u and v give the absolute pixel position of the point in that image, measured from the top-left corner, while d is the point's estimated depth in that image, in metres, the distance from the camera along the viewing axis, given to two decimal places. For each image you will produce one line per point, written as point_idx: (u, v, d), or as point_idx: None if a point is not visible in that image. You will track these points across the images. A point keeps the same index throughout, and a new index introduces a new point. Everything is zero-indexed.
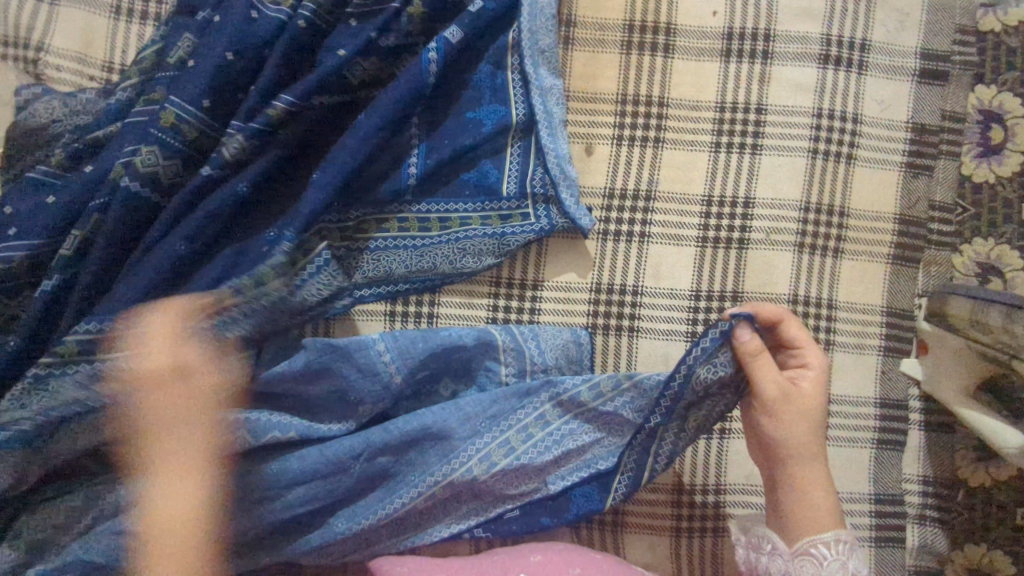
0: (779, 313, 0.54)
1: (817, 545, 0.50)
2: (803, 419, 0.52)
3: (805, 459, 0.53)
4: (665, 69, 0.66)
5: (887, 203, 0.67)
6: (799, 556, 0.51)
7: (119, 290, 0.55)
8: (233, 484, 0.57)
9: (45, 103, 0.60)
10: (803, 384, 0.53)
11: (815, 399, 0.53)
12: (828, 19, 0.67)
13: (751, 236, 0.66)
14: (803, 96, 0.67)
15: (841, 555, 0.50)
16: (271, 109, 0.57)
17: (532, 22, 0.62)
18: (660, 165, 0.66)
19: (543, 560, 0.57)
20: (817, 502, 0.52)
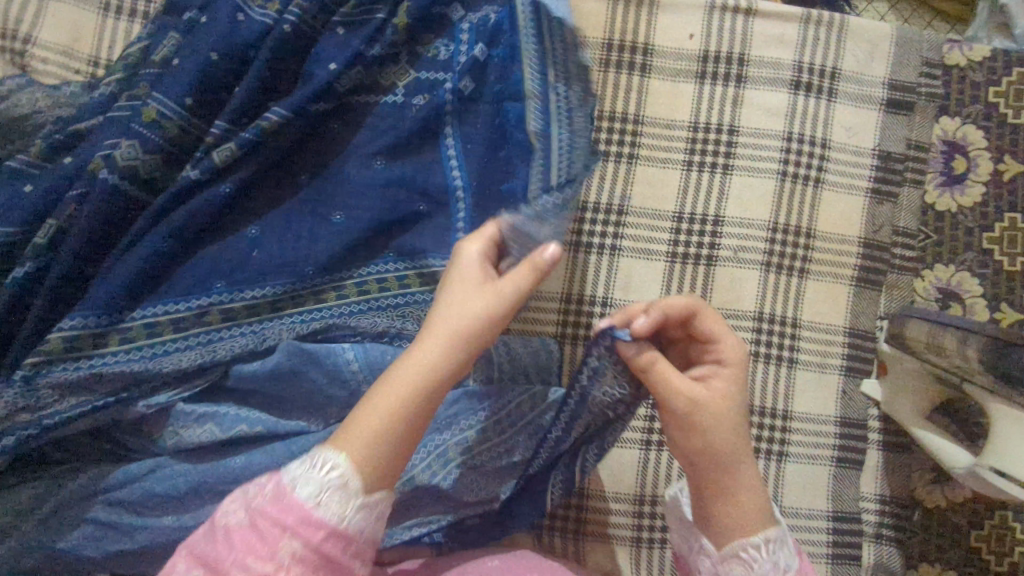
0: (691, 306, 0.48)
1: (746, 548, 0.45)
2: (719, 419, 0.46)
3: (729, 463, 0.47)
4: (641, 87, 0.68)
5: (852, 226, 0.69)
6: (727, 560, 0.46)
7: (99, 286, 0.56)
8: (197, 476, 0.57)
9: (29, 94, 0.60)
10: (714, 382, 0.48)
11: (727, 396, 0.47)
12: (800, 47, 0.69)
13: (719, 253, 0.67)
14: (773, 120, 0.68)
15: (772, 556, 0.45)
16: (266, 121, 0.58)
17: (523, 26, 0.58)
18: (633, 180, 0.67)
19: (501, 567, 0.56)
20: (747, 507, 0.46)
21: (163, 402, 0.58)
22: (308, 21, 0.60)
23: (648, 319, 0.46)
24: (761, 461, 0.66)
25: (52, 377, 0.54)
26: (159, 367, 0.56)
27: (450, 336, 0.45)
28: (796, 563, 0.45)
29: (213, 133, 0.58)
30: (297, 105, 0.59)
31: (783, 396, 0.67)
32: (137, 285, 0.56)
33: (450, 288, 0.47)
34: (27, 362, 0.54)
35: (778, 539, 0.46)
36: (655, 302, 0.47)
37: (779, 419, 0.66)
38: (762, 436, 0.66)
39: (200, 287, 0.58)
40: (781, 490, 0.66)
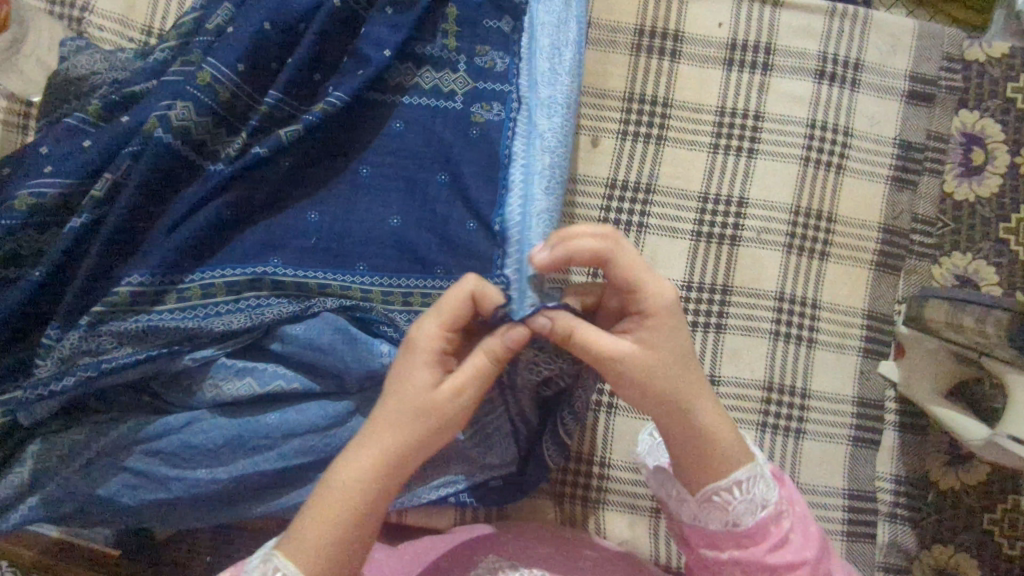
0: (598, 251, 0.47)
1: (719, 492, 0.49)
2: (647, 377, 0.47)
3: (679, 413, 0.48)
4: (670, 72, 0.70)
5: (872, 213, 0.71)
6: (703, 504, 0.49)
7: (156, 242, 0.58)
8: (232, 431, 0.59)
9: (88, 56, 0.63)
10: (638, 336, 0.47)
11: (655, 348, 0.47)
12: (825, 39, 0.71)
13: (742, 234, 0.69)
14: (798, 107, 0.71)
15: (747, 495, 0.49)
16: (326, 103, 0.61)
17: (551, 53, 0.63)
18: (661, 161, 0.69)
19: (512, 539, 0.60)
20: (713, 450, 0.49)
21: (208, 355, 0.59)
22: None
23: (548, 255, 0.48)
24: (779, 437, 0.67)
25: (115, 327, 0.56)
26: (215, 328, 0.58)
27: (394, 447, 0.46)
28: (769, 494, 0.50)
29: (267, 103, 0.60)
30: (353, 90, 0.61)
31: (801, 374, 0.68)
32: (192, 245, 0.58)
33: (400, 388, 0.46)
34: (93, 311, 0.55)
35: (752, 476, 0.49)
36: (562, 238, 0.47)
37: (798, 397, 0.68)
38: (781, 413, 0.68)
39: (259, 257, 0.60)
40: (797, 467, 0.67)
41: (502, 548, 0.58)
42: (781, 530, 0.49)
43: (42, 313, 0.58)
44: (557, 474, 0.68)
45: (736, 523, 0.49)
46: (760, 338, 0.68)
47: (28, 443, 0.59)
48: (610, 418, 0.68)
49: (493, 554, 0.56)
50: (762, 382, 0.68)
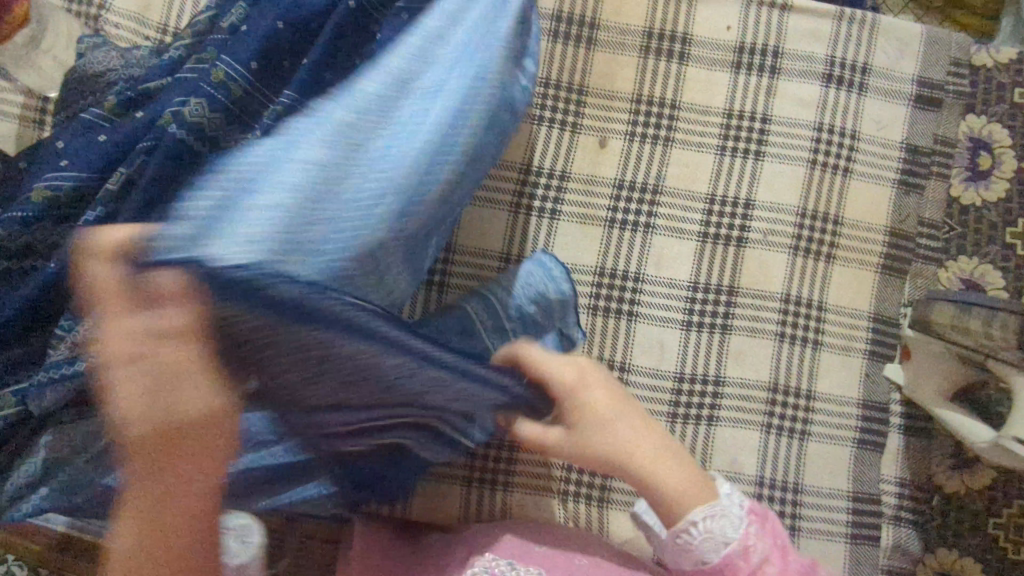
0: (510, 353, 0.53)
1: (681, 532, 0.50)
2: (580, 445, 0.52)
3: (624, 465, 0.52)
4: (678, 74, 0.71)
5: (878, 216, 0.71)
6: (672, 544, 0.51)
7: None
8: None
9: (104, 53, 0.64)
10: (564, 409, 0.53)
11: (579, 411, 0.53)
12: (833, 43, 0.72)
13: (749, 235, 0.69)
14: (805, 110, 0.71)
15: (709, 529, 0.49)
16: None
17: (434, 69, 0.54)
18: (668, 162, 0.70)
19: (509, 542, 0.58)
20: (668, 490, 0.51)
21: None
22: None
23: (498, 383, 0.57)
24: (784, 439, 0.67)
25: None
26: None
27: (134, 444, 0.40)
28: (735, 528, 0.50)
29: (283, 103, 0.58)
30: None
31: (807, 376, 0.68)
32: None
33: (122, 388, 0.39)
34: None
35: (709, 513, 0.50)
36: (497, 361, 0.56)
37: (803, 398, 0.68)
38: (785, 415, 0.68)
39: None
40: (801, 468, 0.67)
41: (500, 549, 0.57)
42: (752, 562, 0.49)
43: (53, 307, 0.58)
44: (561, 472, 0.68)
45: (706, 561, 0.50)
46: (766, 339, 0.69)
47: (38, 434, 0.60)
48: None
49: (490, 553, 0.56)
50: (768, 383, 0.68)
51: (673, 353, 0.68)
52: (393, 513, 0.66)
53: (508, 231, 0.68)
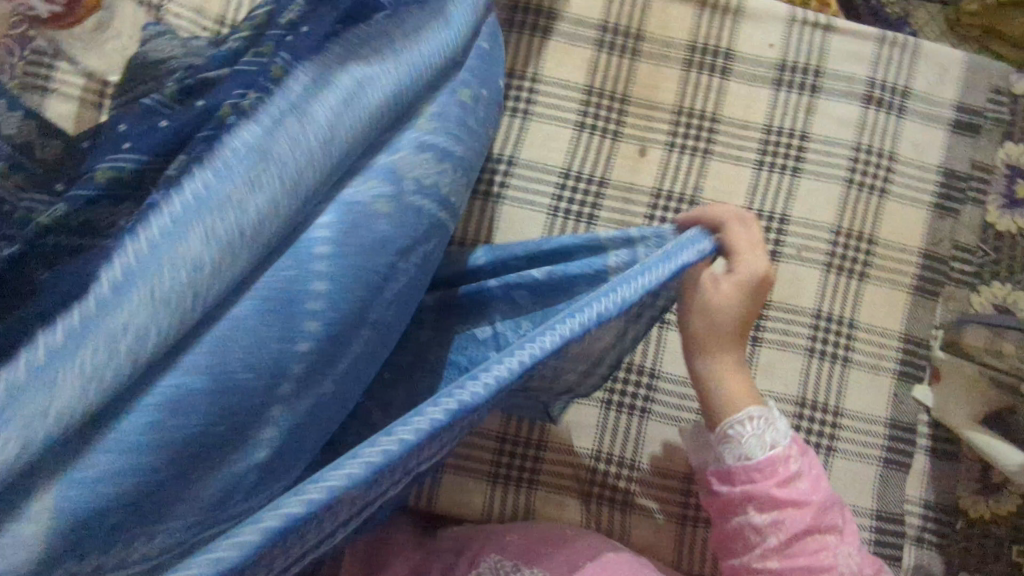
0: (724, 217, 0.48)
1: (733, 426, 0.51)
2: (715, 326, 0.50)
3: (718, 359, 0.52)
4: (720, 88, 0.72)
5: (913, 238, 0.71)
6: (722, 441, 0.51)
7: None
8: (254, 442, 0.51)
9: (166, 42, 0.67)
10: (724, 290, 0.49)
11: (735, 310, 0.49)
12: (874, 65, 0.73)
13: (783, 250, 0.70)
14: (844, 130, 0.72)
15: (757, 431, 0.50)
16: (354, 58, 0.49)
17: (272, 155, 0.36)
18: (707, 173, 0.71)
19: (513, 543, 0.60)
20: (734, 388, 0.52)
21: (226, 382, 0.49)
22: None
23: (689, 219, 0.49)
24: (810, 453, 0.68)
25: None
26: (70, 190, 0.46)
27: None
28: (784, 437, 0.50)
29: None
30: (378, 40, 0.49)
31: (835, 393, 0.69)
32: None
33: None
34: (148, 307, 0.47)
35: (762, 415, 0.51)
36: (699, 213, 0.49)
37: (830, 414, 0.68)
38: (812, 430, 0.68)
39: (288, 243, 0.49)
40: (826, 484, 0.68)
41: (504, 550, 0.59)
42: (791, 470, 0.49)
43: None
44: (586, 474, 0.68)
45: (744, 453, 0.50)
46: (796, 354, 0.69)
47: None
48: (643, 424, 0.68)
49: (497, 553, 0.58)
50: (796, 398, 0.69)
51: None
52: (420, 506, 0.68)
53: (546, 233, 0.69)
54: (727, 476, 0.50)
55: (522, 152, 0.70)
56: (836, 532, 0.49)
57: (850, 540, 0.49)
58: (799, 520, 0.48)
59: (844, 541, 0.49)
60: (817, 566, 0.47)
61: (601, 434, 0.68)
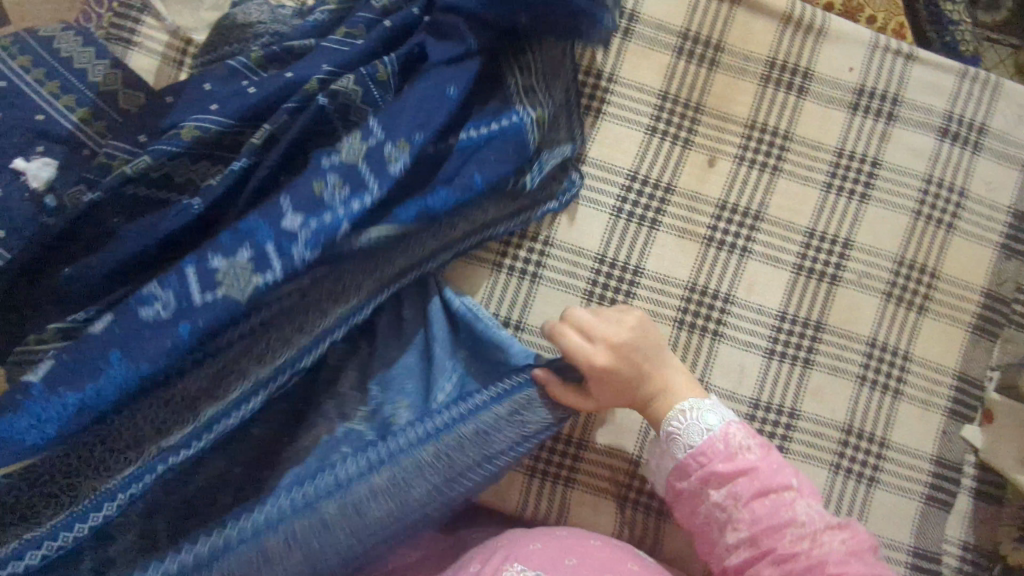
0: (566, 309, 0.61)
1: (674, 419, 0.57)
2: (627, 377, 0.58)
3: (645, 384, 0.59)
4: (795, 107, 0.72)
5: (976, 276, 0.71)
6: (672, 437, 0.57)
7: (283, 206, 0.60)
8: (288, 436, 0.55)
9: (257, 6, 0.68)
10: (601, 354, 0.58)
11: (625, 357, 0.58)
12: (953, 98, 0.72)
13: (843, 274, 0.70)
14: (916, 160, 0.71)
15: (695, 419, 0.56)
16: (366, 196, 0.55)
17: (207, 433, 0.55)
18: (774, 190, 0.70)
19: (539, 549, 0.57)
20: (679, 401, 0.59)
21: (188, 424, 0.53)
22: (397, 122, 0.56)
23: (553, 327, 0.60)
24: (852, 482, 0.67)
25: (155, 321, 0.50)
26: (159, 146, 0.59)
27: None
28: (719, 420, 0.56)
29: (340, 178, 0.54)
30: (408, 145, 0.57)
31: (883, 424, 0.68)
32: None
33: None
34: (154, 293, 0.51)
35: (695, 406, 0.57)
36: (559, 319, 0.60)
37: (875, 445, 0.68)
38: (856, 458, 0.67)
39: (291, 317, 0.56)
40: (864, 513, 0.67)
41: (529, 557, 0.55)
42: (731, 446, 0.55)
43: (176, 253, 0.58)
44: (624, 478, 0.67)
45: (689, 445, 0.56)
46: (846, 380, 0.68)
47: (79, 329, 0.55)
48: None
49: (521, 562, 0.55)
50: (843, 425, 0.68)
51: (751, 379, 0.68)
52: None
53: (606, 233, 0.69)
54: (683, 470, 0.56)
55: (592, 151, 0.70)
56: (791, 488, 0.53)
57: (808, 495, 0.54)
58: (748, 486, 0.53)
59: (801, 496, 0.53)
60: (777, 521, 0.51)
61: (644, 441, 0.67)
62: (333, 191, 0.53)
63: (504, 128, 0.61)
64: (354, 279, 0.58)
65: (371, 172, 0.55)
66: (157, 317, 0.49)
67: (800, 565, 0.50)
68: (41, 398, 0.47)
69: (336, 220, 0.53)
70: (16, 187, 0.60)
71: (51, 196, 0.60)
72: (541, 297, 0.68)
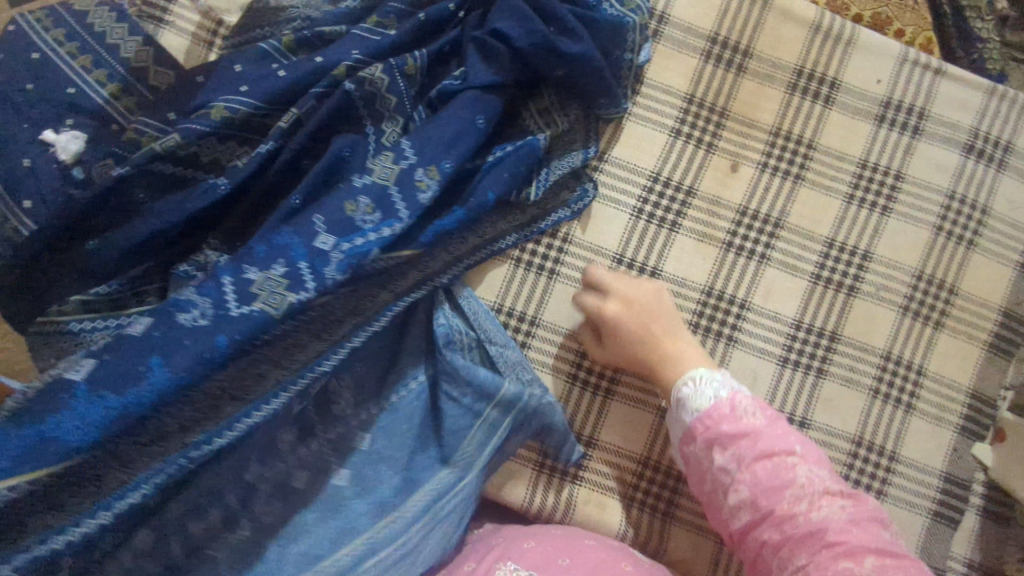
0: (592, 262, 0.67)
1: (683, 385, 0.58)
2: (635, 336, 0.63)
3: (658, 347, 0.62)
4: (821, 116, 0.72)
5: (994, 294, 0.71)
6: (677, 403, 0.58)
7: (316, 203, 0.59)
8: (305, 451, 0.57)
9: None
10: (610, 306, 0.64)
11: (639, 318, 0.63)
12: (980, 115, 0.72)
13: (862, 286, 0.69)
14: (940, 175, 0.71)
15: (701, 386, 0.57)
16: (395, 220, 0.57)
17: (228, 432, 0.53)
18: (795, 199, 0.70)
19: (534, 548, 0.57)
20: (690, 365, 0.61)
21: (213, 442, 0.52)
22: (427, 147, 0.59)
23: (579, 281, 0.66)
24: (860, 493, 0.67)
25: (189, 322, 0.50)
26: (188, 124, 0.59)
27: None
28: (725, 389, 0.57)
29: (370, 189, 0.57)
30: (432, 154, 0.59)
31: (894, 437, 0.68)
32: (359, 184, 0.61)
33: None
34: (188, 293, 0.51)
35: (705, 376, 0.58)
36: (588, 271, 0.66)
37: (885, 458, 0.68)
38: (865, 471, 0.67)
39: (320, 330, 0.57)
40: None
41: (523, 557, 0.56)
42: (736, 413, 0.55)
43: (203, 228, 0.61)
44: (631, 478, 0.67)
45: (696, 409, 0.56)
46: (859, 392, 0.68)
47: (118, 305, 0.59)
48: None
49: (514, 561, 0.55)
50: (853, 436, 0.68)
51: (763, 385, 0.68)
52: None
53: (625, 233, 0.69)
54: (690, 434, 0.56)
55: (616, 151, 0.70)
56: (793, 453, 0.53)
57: (812, 462, 0.53)
58: (750, 448, 0.53)
59: (804, 461, 0.53)
60: (777, 482, 0.51)
61: (653, 442, 0.68)
62: (364, 213, 0.56)
63: (518, 147, 0.64)
64: (373, 291, 0.60)
65: (400, 196, 0.58)
66: (196, 323, 0.50)
67: (799, 526, 0.49)
68: (84, 399, 0.48)
69: (367, 243, 0.56)
70: (44, 158, 0.61)
71: (79, 169, 0.61)
72: (557, 294, 0.68)
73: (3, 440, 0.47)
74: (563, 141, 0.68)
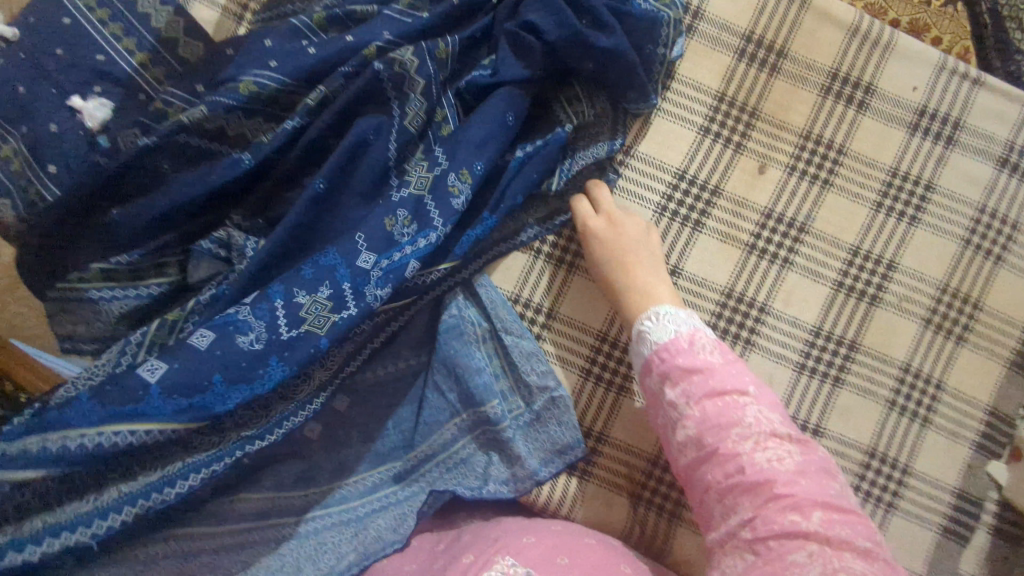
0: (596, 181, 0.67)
1: (643, 321, 0.58)
2: (611, 255, 0.63)
3: (633, 274, 0.63)
4: (853, 121, 0.70)
5: (1021, 311, 0.70)
6: (636, 335, 0.57)
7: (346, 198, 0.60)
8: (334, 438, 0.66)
9: None
10: (596, 221, 0.64)
11: (624, 236, 0.64)
12: (1016, 128, 0.71)
13: (884, 296, 0.69)
14: (972, 187, 0.70)
15: (662, 321, 0.56)
16: (435, 230, 0.58)
17: (276, 430, 0.61)
18: (822, 204, 0.69)
19: (534, 544, 0.57)
20: (662, 298, 0.62)
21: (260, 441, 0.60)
22: (459, 151, 0.59)
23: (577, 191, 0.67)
24: (869, 504, 0.66)
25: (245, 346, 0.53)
26: (215, 97, 0.59)
27: None
28: (683, 325, 0.56)
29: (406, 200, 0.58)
30: (462, 153, 0.59)
31: (908, 450, 0.67)
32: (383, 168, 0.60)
33: None
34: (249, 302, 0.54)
35: (668, 312, 0.57)
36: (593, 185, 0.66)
37: (897, 472, 0.67)
38: (876, 483, 0.67)
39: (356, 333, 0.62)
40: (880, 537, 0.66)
41: (522, 553, 0.55)
42: (693, 348, 0.54)
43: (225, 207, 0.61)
44: (639, 476, 0.67)
45: (655, 343, 0.55)
46: (875, 403, 0.67)
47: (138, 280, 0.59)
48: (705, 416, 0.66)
49: (513, 556, 0.55)
50: (866, 447, 0.67)
51: (778, 390, 0.67)
52: None
53: None
54: (648, 368, 0.55)
55: (643, 147, 0.69)
56: (745, 393, 0.51)
57: (766, 403, 0.51)
58: (701, 385, 0.52)
59: (756, 402, 0.51)
60: (724, 420, 0.50)
61: None
62: (401, 227, 0.57)
63: (546, 144, 0.64)
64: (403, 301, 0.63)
65: (435, 206, 0.58)
66: (252, 347, 0.53)
67: (746, 469, 0.48)
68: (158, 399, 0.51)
69: (404, 258, 0.57)
70: (71, 124, 0.60)
71: (105, 136, 0.61)
72: (575, 287, 0.68)
73: (88, 411, 0.51)
74: (591, 131, 0.67)
